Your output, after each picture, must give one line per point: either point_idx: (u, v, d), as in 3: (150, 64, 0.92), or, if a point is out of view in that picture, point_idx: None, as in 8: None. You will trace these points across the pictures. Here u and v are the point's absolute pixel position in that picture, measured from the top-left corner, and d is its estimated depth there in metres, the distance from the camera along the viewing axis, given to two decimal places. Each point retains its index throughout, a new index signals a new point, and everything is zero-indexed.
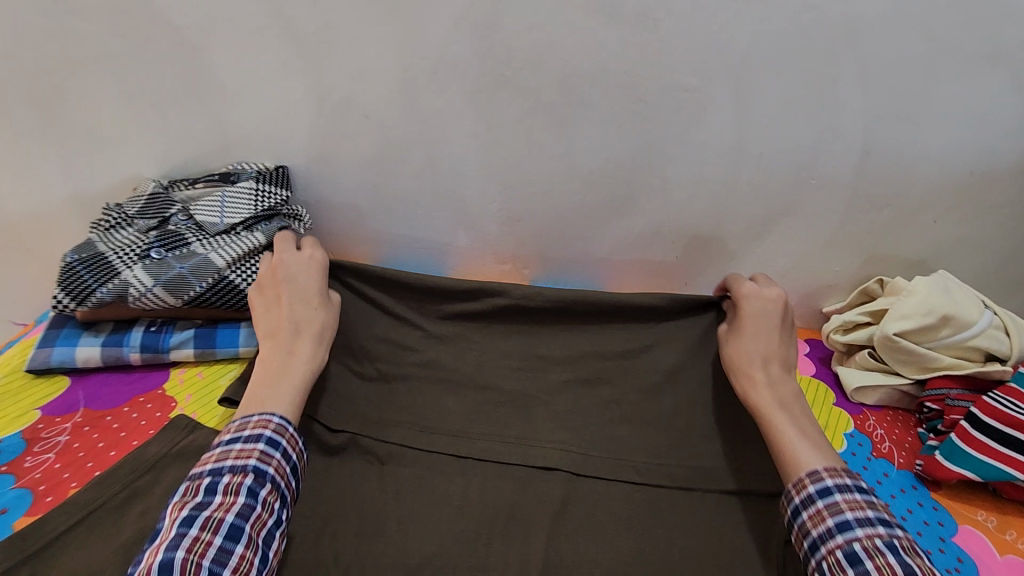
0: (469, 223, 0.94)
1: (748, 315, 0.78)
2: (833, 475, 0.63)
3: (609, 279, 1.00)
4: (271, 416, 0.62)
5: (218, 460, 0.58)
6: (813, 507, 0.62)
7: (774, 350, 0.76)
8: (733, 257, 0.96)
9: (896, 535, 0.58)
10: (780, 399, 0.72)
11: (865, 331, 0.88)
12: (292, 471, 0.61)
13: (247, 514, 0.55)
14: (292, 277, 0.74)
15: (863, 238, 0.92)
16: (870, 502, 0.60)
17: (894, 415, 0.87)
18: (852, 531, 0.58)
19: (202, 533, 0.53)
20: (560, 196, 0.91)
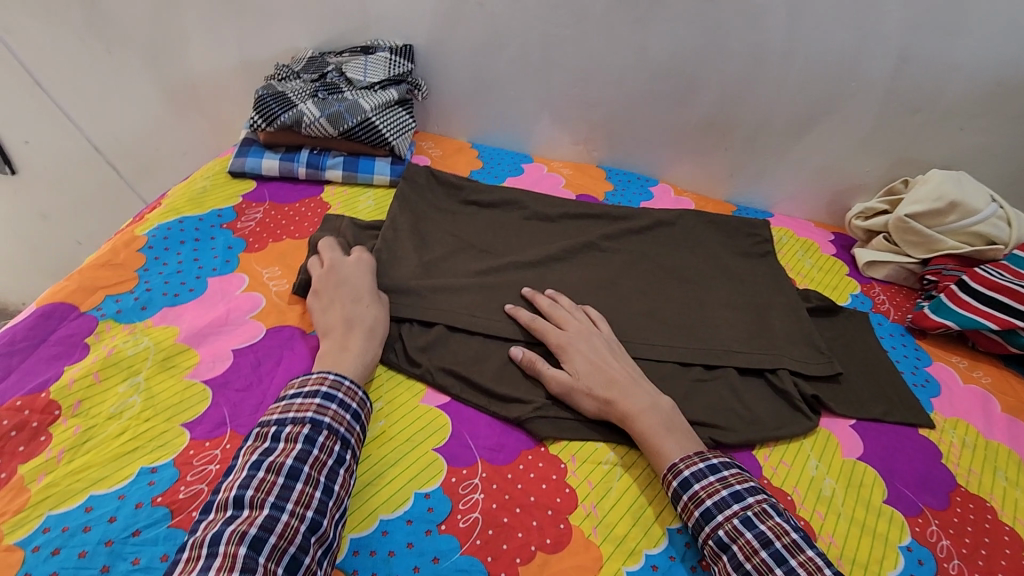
0: (551, 106, 1.14)
1: (578, 360, 0.69)
2: (688, 464, 0.60)
3: (665, 166, 1.19)
4: (326, 373, 0.61)
5: (281, 412, 0.57)
6: (681, 501, 0.59)
7: (629, 374, 0.68)
8: (775, 152, 1.12)
9: (750, 504, 0.56)
10: (663, 419, 0.64)
11: (882, 218, 1.04)
12: (355, 417, 0.60)
13: (306, 458, 0.54)
14: (335, 279, 0.73)
15: (894, 140, 1.06)
16: (723, 480, 0.58)
17: (899, 289, 1.03)
18: (715, 518, 0.56)
19: (265, 475, 0.52)
20: (629, 85, 1.09)
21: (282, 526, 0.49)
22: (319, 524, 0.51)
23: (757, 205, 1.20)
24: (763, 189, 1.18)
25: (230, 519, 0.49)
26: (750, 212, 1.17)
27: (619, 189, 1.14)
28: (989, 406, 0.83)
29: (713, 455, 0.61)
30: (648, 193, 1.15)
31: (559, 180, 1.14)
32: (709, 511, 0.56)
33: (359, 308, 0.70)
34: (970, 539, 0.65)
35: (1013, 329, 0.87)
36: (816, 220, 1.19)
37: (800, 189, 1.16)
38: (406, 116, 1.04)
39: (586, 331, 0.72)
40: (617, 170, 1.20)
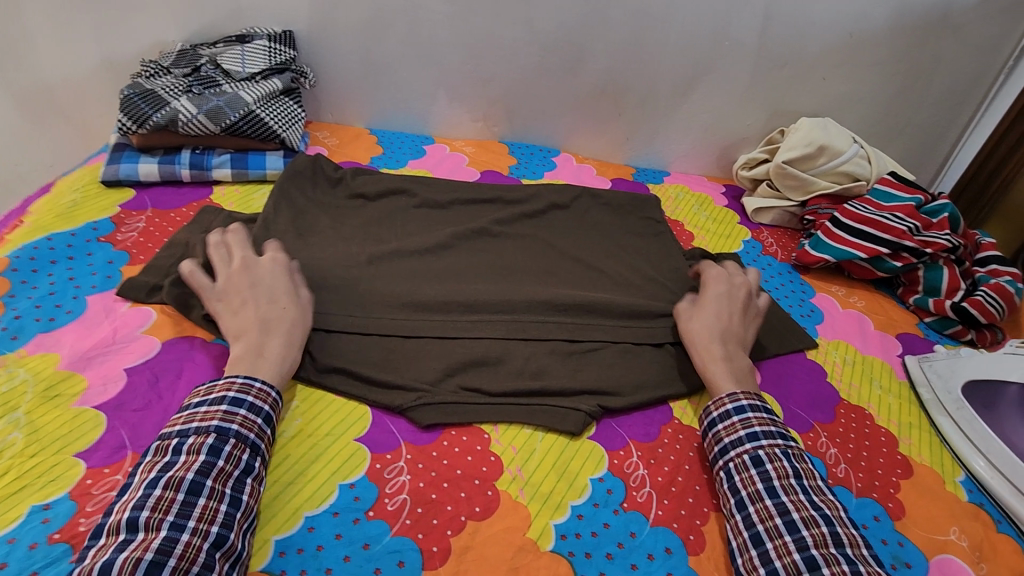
0: (447, 84, 1.14)
1: (709, 295, 0.77)
2: (749, 398, 0.65)
3: (564, 135, 1.21)
4: (234, 377, 0.57)
5: (185, 422, 0.53)
6: (728, 419, 0.64)
7: (733, 324, 0.75)
8: (664, 113, 1.17)
9: (763, 445, 0.61)
10: (737, 373, 0.69)
11: (764, 166, 1.12)
12: (266, 420, 0.57)
13: (206, 471, 0.50)
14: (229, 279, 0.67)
15: (768, 93, 1.14)
16: (744, 421, 0.63)
17: (784, 231, 1.11)
18: (759, 440, 0.61)
19: (163, 491, 0.48)
20: (521, 58, 1.10)
21: (183, 548, 0.46)
22: (225, 540, 0.48)
23: (654, 165, 1.26)
24: (658, 150, 1.23)
25: (122, 546, 0.45)
26: (648, 173, 1.22)
27: (523, 162, 1.16)
28: (864, 326, 0.93)
29: (743, 397, 0.65)
30: (550, 164, 1.18)
31: (462, 158, 1.14)
32: (756, 434, 0.62)
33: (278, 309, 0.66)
34: (854, 444, 0.73)
35: (879, 255, 0.97)
36: (709, 174, 1.27)
37: (692, 147, 1.23)
38: (295, 107, 1.01)
39: (735, 282, 0.79)
40: (519, 144, 1.21)
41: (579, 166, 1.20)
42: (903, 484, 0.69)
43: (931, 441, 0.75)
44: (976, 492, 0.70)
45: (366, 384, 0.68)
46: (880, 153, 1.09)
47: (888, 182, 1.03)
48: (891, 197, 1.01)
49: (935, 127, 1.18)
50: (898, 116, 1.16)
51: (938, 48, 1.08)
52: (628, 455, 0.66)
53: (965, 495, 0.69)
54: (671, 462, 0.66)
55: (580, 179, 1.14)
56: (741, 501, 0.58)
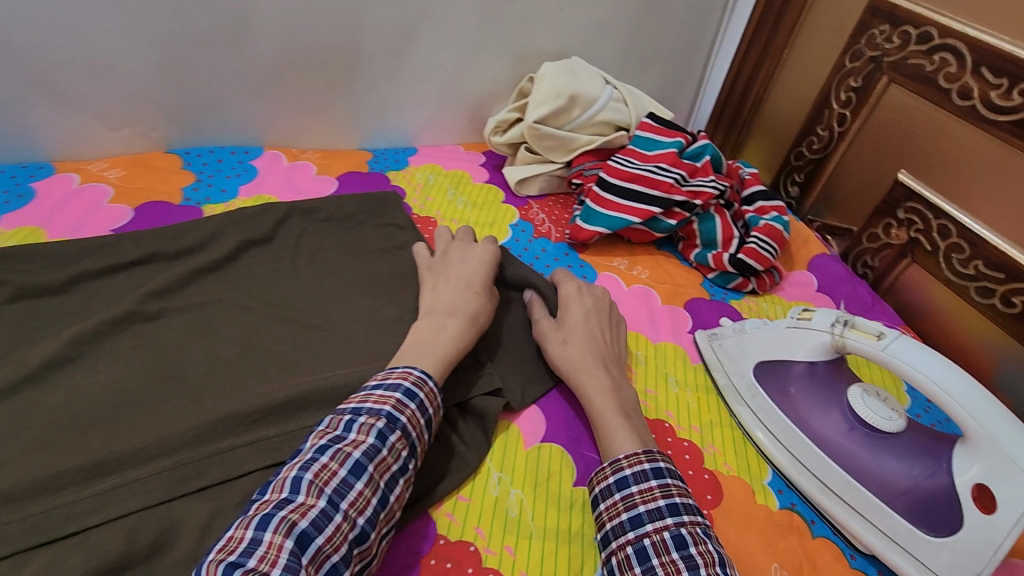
0: (43, 84, 0.75)
1: (574, 316, 0.68)
2: (666, 458, 0.54)
3: (262, 127, 0.90)
4: (411, 369, 0.55)
5: (358, 401, 0.51)
6: (646, 483, 0.51)
7: (609, 349, 0.66)
8: (387, 78, 0.91)
9: (685, 522, 0.48)
10: (624, 405, 0.60)
11: (517, 127, 0.92)
12: (427, 425, 0.53)
13: (371, 456, 0.47)
14: (469, 256, 0.72)
15: (503, 35, 0.93)
16: (664, 488, 0.50)
17: (555, 200, 0.95)
18: (680, 515, 0.48)
19: (329, 461, 0.46)
20: (148, 28, 0.75)
21: (227, 540, 0.42)
22: (366, 538, 0.45)
23: (396, 143, 1.01)
24: (395, 124, 0.98)
25: (284, 504, 0.44)
26: (389, 157, 0.97)
27: (206, 177, 0.83)
28: (652, 303, 0.81)
29: (662, 457, 0.53)
30: (249, 170, 0.86)
31: (104, 190, 0.78)
32: (677, 505, 0.49)
33: (463, 287, 0.66)
34: None
35: (653, 216, 0.85)
36: (465, 142, 1.05)
37: (435, 114, 0.99)
38: None
39: (599, 301, 0.71)
40: (198, 150, 0.87)
41: (293, 166, 0.90)
42: (714, 518, 0.58)
43: (733, 440, 0.66)
44: (785, 492, 0.62)
45: None
46: (636, 92, 0.95)
47: (648, 126, 0.90)
48: (653, 144, 0.88)
49: (685, 50, 1.07)
50: (648, 43, 1.03)
51: None
52: None
53: (775, 501, 0.61)
54: None
55: (292, 186, 0.85)
56: None
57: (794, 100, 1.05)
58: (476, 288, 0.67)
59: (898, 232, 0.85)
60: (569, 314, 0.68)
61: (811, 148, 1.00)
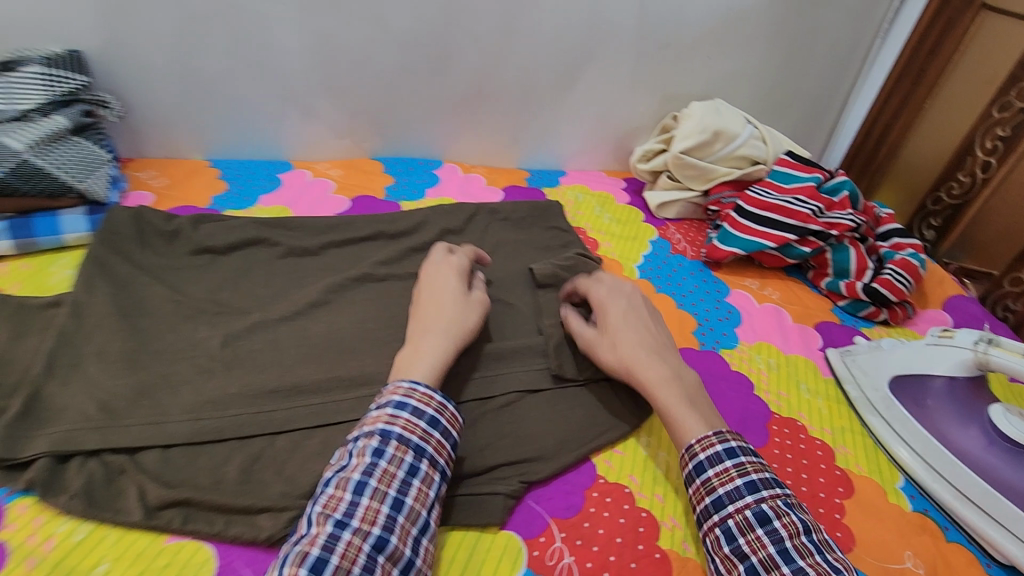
0: (295, 98, 0.96)
1: (613, 316, 0.69)
2: (735, 436, 0.57)
3: (443, 143, 1.07)
4: (400, 382, 0.56)
5: (360, 426, 0.54)
6: (720, 465, 0.55)
7: (657, 339, 0.68)
8: (552, 109, 1.06)
9: (765, 498, 0.53)
10: (688, 391, 0.62)
11: (661, 157, 1.04)
12: (430, 423, 0.55)
13: (372, 470, 0.50)
14: (437, 269, 0.71)
15: (655, 77, 1.05)
16: (740, 467, 0.55)
17: (690, 223, 1.04)
18: (759, 491, 0.53)
19: (334, 490, 0.49)
20: (378, 62, 0.94)
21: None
22: (384, 543, 0.47)
23: (549, 165, 1.15)
24: (551, 149, 1.12)
25: (301, 539, 0.47)
26: (543, 176, 1.12)
27: (401, 180, 1.01)
28: (783, 320, 0.88)
29: (731, 436, 0.57)
30: (433, 177, 1.04)
31: (328, 184, 0.98)
32: (754, 482, 0.54)
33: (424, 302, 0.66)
34: (792, 467, 0.66)
35: (787, 242, 0.92)
36: (607, 168, 1.17)
37: (585, 142, 1.13)
38: (91, 147, 0.80)
39: (630, 296, 0.72)
40: (394, 159, 1.06)
41: (466, 177, 1.07)
42: (848, 507, 0.63)
43: (863, 445, 0.70)
44: (918, 498, 0.65)
45: (222, 514, 0.53)
46: (774, 132, 1.04)
47: (786, 162, 0.98)
48: (791, 179, 0.96)
49: (821, 97, 1.15)
50: (785, 89, 1.12)
51: (815, 18, 1.03)
52: (550, 542, 0.56)
53: (908, 504, 0.64)
54: (600, 539, 0.57)
55: (468, 193, 1.02)
56: (753, 569, 0.49)
57: (933, 147, 1.09)
58: (445, 296, 0.67)
59: None
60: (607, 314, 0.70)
61: (950, 194, 1.05)
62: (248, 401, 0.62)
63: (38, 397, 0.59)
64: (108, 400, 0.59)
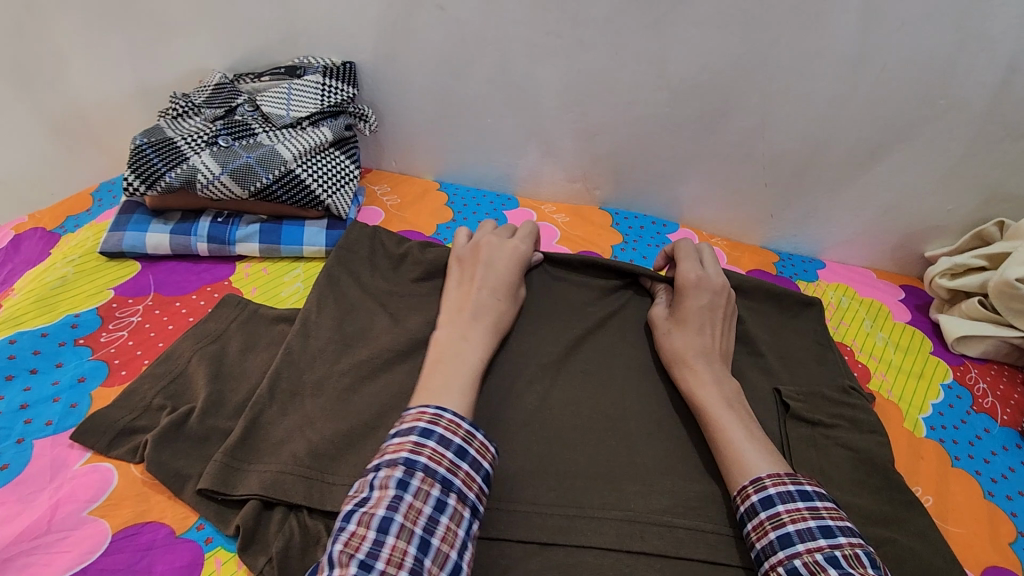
0: (542, 134, 0.89)
1: (690, 305, 0.67)
2: (775, 483, 0.51)
3: (685, 205, 0.93)
4: (425, 407, 0.51)
5: (377, 455, 0.49)
6: (756, 518, 0.50)
7: (712, 341, 0.65)
8: (828, 189, 0.87)
9: (801, 553, 0.47)
10: (726, 396, 0.60)
11: (978, 277, 0.80)
12: (458, 454, 0.49)
13: (435, 530, 0.45)
14: (498, 250, 0.68)
15: (989, 172, 0.80)
16: (774, 519, 0.49)
17: (999, 370, 0.78)
18: (793, 546, 0.47)
19: (356, 528, 0.44)
20: (639, 109, 0.83)
21: None
22: None
23: (803, 251, 0.95)
24: (811, 233, 0.92)
25: None
26: (796, 264, 0.92)
27: (631, 241, 0.89)
28: None
29: (769, 482, 0.51)
30: (666, 244, 0.90)
31: (553, 232, 0.89)
32: (788, 536, 0.48)
33: (484, 294, 0.63)
34: None
35: None
36: (879, 268, 0.94)
37: (861, 233, 0.91)
38: (346, 161, 0.80)
39: (716, 293, 0.68)
40: (625, 213, 0.94)
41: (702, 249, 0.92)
42: None
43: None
44: None
45: None
46: None
47: None
48: None
49: None
50: None
51: None
52: None
53: None
54: None
55: None
56: None
57: None
58: (489, 293, 0.63)
59: None
60: (687, 302, 0.67)
61: None
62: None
63: (255, 424, 0.55)
64: (317, 442, 0.54)
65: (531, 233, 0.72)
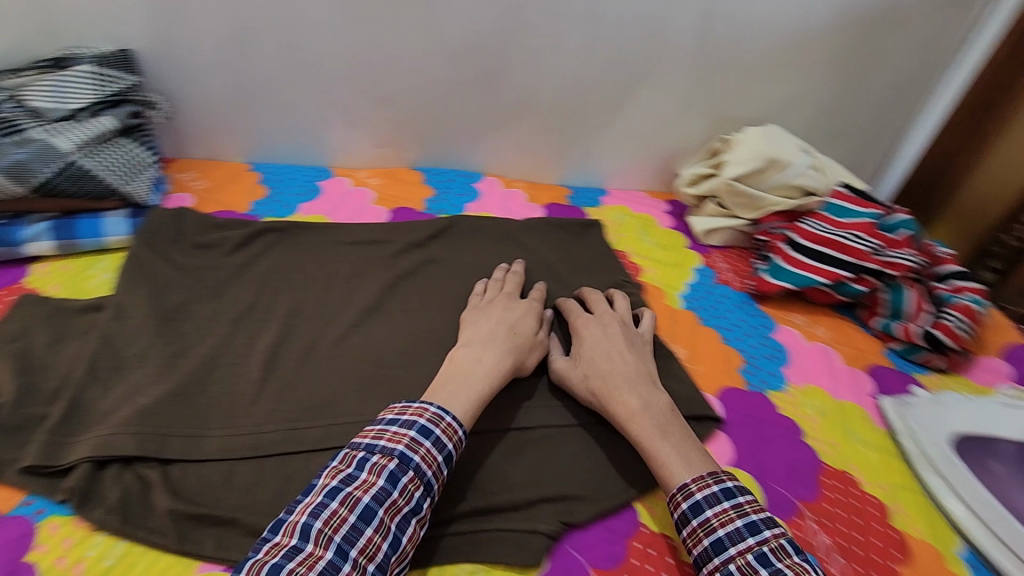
0: (342, 106, 0.95)
1: (586, 350, 0.68)
2: (732, 477, 0.55)
3: (485, 156, 1.05)
4: (426, 406, 0.56)
5: (372, 438, 0.54)
6: (689, 527, 0.53)
7: (633, 368, 0.66)
8: (597, 127, 1.03)
9: (734, 557, 0.50)
10: (658, 421, 0.60)
11: (709, 182, 1.01)
12: (445, 460, 0.54)
13: (406, 528, 0.50)
14: (481, 307, 0.73)
15: (708, 99, 1.01)
16: (706, 525, 0.52)
17: (735, 252, 1.00)
18: (727, 552, 0.50)
19: (338, 507, 0.48)
20: (427, 72, 0.93)
21: None
22: None
23: (590, 183, 1.12)
24: (593, 167, 1.09)
25: (292, 554, 0.45)
26: (584, 194, 1.09)
27: (441, 193, 0.99)
28: (832, 362, 0.84)
29: (697, 489, 0.54)
30: (473, 192, 1.02)
31: (367, 194, 0.96)
32: (720, 541, 0.51)
33: (502, 325, 0.68)
34: (844, 528, 0.63)
35: (840, 280, 0.88)
36: (650, 189, 1.14)
37: (630, 162, 1.09)
38: (138, 149, 0.80)
39: (610, 325, 0.71)
40: (434, 170, 1.04)
41: (505, 192, 1.04)
42: None
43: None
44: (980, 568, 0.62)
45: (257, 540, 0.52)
46: (829, 162, 0.99)
47: (843, 195, 0.93)
48: (846, 212, 0.91)
49: (878, 127, 1.10)
50: (844, 117, 1.08)
51: (883, 44, 0.98)
52: None
53: None
54: None
55: (507, 210, 0.99)
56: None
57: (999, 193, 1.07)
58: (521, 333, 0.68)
59: None
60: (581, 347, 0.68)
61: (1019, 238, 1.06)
62: (285, 416, 0.62)
63: (79, 403, 0.58)
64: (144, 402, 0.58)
65: (519, 282, 0.78)
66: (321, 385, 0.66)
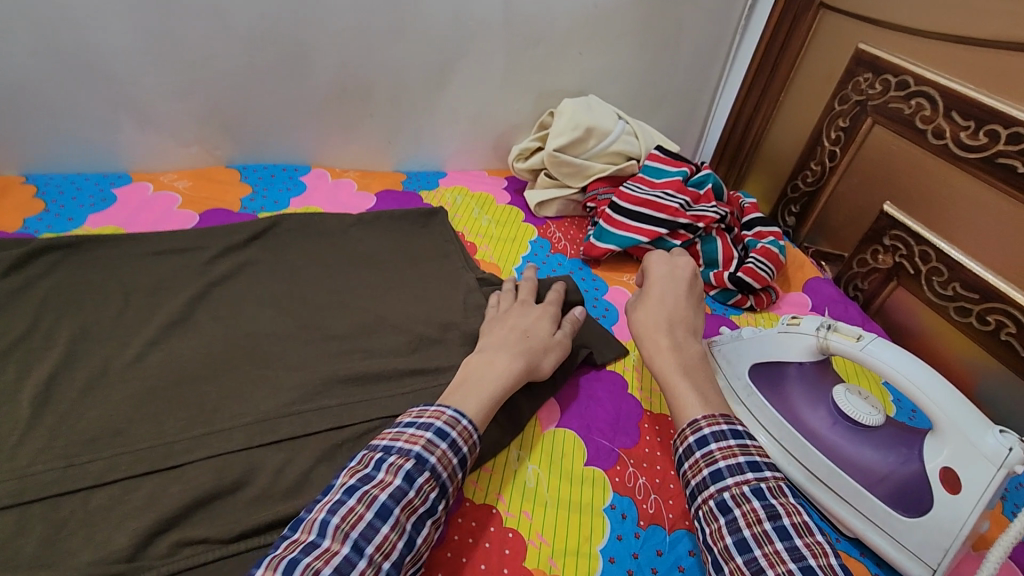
0: (127, 104, 0.86)
1: (656, 286, 0.72)
2: (710, 423, 0.55)
3: (310, 148, 1.00)
4: (443, 408, 0.55)
5: (391, 439, 0.51)
6: (692, 459, 0.54)
7: (677, 309, 0.70)
8: (423, 109, 1.02)
9: (729, 487, 0.50)
10: (681, 362, 0.63)
11: (537, 155, 1.02)
12: (461, 461, 0.53)
13: (421, 529, 0.47)
14: (509, 308, 0.73)
15: (529, 73, 1.03)
16: (708, 456, 0.53)
17: (571, 221, 1.04)
18: (723, 480, 0.51)
19: (355, 504, 0.46)
20: (221, 61, 0.86)
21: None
22: None
23: (429, 167, 1.11)
24: (427, 150, 1.08)
25: (309, 549, 0.43)
26: (421, 178, 1.07)
27: (261, 190, 0.93)
28: None
29: (705, 424, 0.55)
30: (298, 185, 0.96)
31: (174, 199, 0.88)
32: (719, 472, 0.51)
33: (508, 329, 0.68)
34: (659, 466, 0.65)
35: (659, 237, 0.93)
36: (491, 167, 1.15)
37: (465, 142, 1.09)
38: None
39: (676, 269, 0.75)
40: (254, 166, 0.98)
41: (336, 183, 1.00)
42: None
43: (568, 479, 0.63)
44: None
45: None
46: (646, 127, 1.05)
47: (657, 156, 0.99)
48: (661, 173, 0.97)
49: (692, 91, 1.18)
50: (659, 83, 1.14)
51: (680, 12, 1.05)
52: None
53: None
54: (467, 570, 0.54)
55: (335, 201, 0.95)
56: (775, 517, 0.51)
57: (792, 135, 1.11)
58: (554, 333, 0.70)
59: (884, 257, 0.91)
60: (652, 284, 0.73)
61: (805, 181, 1.08)
62: (59, 454, 0.55)
63: None
64: None
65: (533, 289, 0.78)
66: (106, 413, 0.59)
